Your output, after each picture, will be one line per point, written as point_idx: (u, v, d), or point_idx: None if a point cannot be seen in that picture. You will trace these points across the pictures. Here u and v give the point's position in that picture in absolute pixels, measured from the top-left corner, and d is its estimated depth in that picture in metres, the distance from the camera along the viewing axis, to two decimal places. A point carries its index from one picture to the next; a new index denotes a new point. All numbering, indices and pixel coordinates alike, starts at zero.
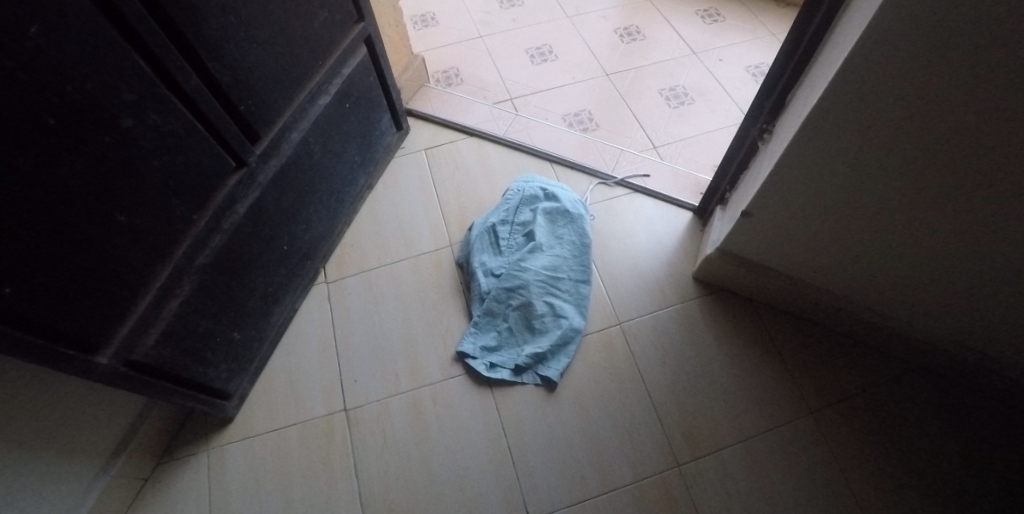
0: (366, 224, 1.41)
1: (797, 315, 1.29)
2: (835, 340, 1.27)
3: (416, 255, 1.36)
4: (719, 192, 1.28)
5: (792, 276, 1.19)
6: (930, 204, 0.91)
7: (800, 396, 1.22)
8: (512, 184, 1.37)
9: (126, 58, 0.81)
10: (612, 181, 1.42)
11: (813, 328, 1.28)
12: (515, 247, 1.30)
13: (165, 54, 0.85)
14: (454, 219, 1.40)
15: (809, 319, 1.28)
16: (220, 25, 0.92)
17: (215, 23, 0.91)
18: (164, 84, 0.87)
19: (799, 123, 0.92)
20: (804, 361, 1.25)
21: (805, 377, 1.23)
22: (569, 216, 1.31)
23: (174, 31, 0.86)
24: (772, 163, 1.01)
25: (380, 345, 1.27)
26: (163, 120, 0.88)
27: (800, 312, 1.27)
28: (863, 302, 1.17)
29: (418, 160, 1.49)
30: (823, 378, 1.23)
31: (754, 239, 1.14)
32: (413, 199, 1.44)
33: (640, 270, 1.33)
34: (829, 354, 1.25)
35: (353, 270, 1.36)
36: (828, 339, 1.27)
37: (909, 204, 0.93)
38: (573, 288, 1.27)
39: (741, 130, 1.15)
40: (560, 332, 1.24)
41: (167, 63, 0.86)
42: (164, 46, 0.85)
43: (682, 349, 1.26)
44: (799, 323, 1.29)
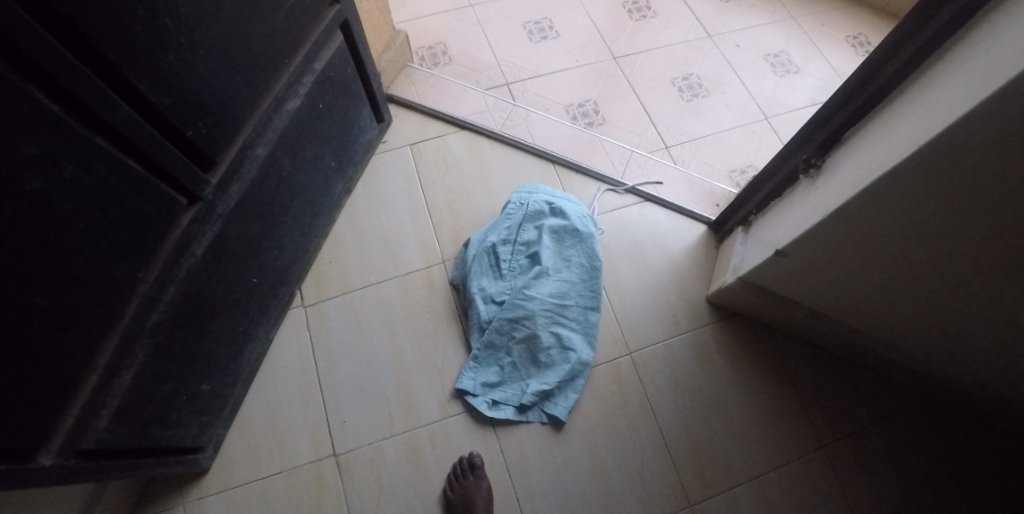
0: (346, 235, 1.26)
1: (812, 342, 1.22)
2: (851, 370, 1.21)
3: (406, 273, 1.23)
4: (745, 212, 1.17)
5: (815, 310, 1.11)
6: (998, 290, 0.79)
7: (811, 431, 1.17)
8: (514, 194, 1.22)
9: (23, 97, 0.60)
10: (622, 188, 1.31)
11: (828, 356, 1.22)
12: (518, 270, 1.16)
13: (79, 83, 0.65)
14: (447, 232, 1.26)
15: (827, 348, 1.21)
16: (152, 35, 0.72)
17: (144, 34, 0.71)
18: (82, 122, 0.67)
19: (864, 173, 0.80)
20: (820, 392, 1.19)
21: (819, 408, 1.18)
22: (578, 234, 1.18)
23: (89, 49, 0.66)
24: (820, 207, 0.89)
25: (369, 380, 1.16)
26: (85, 171, 0.68)
27: (817, 341, 1.20)
28: (890, 343, 1.09)
29: (403, 158, 1.32)
30: (837, 409, 1.18)
31: (783, 275, 1.05)
32: (399, 205, 1.28)
33: (651, 291, 1.24)
34: (844, 385, 1.20)
35: (335, 292, 1.22)
36: (844, 368, 1.21)
37: (978, 285, 0.81)
38: (581, 316, 1.16)
39: (782, 154, 1.03)
40: (567, 367, 1.13)
41: (82, 95, 0.66)
42: (76, 73, 0.64)
43: (694, 381, 1.18)
44: (814, 350, 1.22)
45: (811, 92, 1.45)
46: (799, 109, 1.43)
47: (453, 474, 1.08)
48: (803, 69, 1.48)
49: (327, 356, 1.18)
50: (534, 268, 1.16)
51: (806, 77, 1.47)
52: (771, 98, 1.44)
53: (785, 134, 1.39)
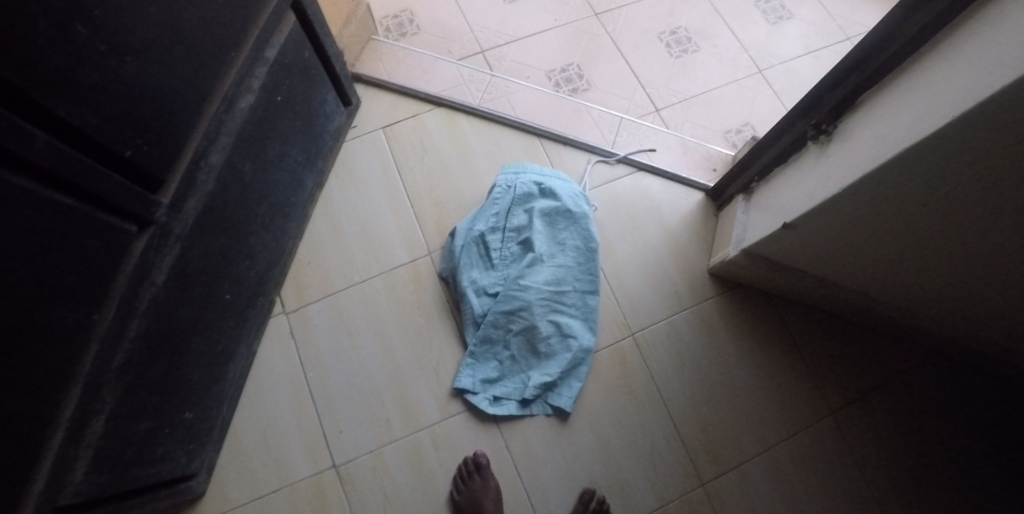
0: (323, 233, 1.18)
1: (820, 307, 1.18)
2: (859, 332, 1.18)
3: (391, 269, 1.15)
4: (747, 178, 1.10)
5: (824, 278, 1.04)
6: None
7: (820, 398, 1.14)
8: (499, 177, 1.13)
9: None
10: (613, 158, 1.24)
11: (835, 320, 1.18)
12: (511, 259, 1.09)
13: None
14: (431, 220, 1.18)
15: (834, 312, 1.17)
16: (62, 50, 0.62)
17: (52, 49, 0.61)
18: None
19: (882, 143, 0.73)
20: (828, 357, 1.16)
21: (827, 374, 1.15)
22: (571, 215, 1.11)
23: None
24: (832, 179, 0.83)
25: (362, 385, 1.11)
26: (8, 219, 0.61)
27: (825, 306, 1.16)
28: (909, 309, 1.02)
29: (376, 143, 1.23)
30: (846, 375, 1.15)
31: (790, 247, 0.99)
32: (377, 195, 1.20)
33: (650, 267, 1.18)
34: (852, 348, 1.17)
35: (316, 295, 1.15)
36: (852, 331, 1.18)
37: (1005, 258, 0.75)
38: (580, 301, 1.10)
39: (789, 118, 0.96)
40: (569, 355, 1.08)
41: None
42: None
43: (700, 359, 1.14)
44: (822, 316, 1.18)
45: (804, 40, 1.40)
46: (794, 59, 1.38)
47: (459, 476, 1.04)
48: (795, 15, 1.43)
49: (315, 363, 1.12)
50: (527, 254, 1.09)
51: (798, 23, 1.42)
52: (764, 49, 1.38)
53: (780, 87, 1.35)
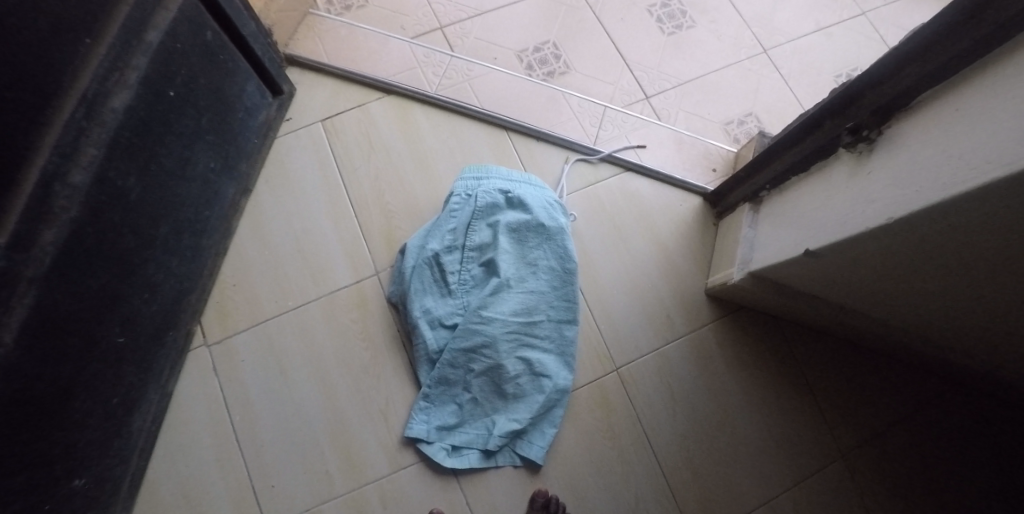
0: (251, 248, 1.00)
1: (833, 334, 1.01)
2: (876, 361, 1.02)
3: (332, 292, 0.98)
4: (756, 184, 0.91)
5: (846, 307, 0.86)
6: None
7: (829, 437, 0.99)
8: (458, 182, 0.94)
9: None
10: (595, 156, 1.05)
11: (849, 349, 1.02)
12: (472, 284, 0.91)
13: None
14: (378, 233, 1.00)
15: (849, 339, 1.01)
16: None
17: None
18: None
19: (930, 170, 0.55)
20: (840, 391, 1.00)
21: (839, 410, 1.00)
22: (544, 230, 0.93)
23: None
24: (858, 208, 0.66)
25: (297, 431, 0.94)
26: None
27: (840, 333, 0.99)
28: (957, 348, 0.83)
29: (314, 139, 1.05)
30: (861, 411, 1.00)
31: (807, 275, 0.81)
32: (315, 203, 1.02)
33: (637, 287, 1.01)
34: (867, 379, 1.01)
35: (244, 324, 0.98)
36: (868, 360, 1.02)
37: None
38: (555, 332, 0.93)
39: (811, 118, 0.77)
40: (541, 398, 0.91)
41: None
42: None
43: (694, 395, 0.98)
44: (834, 343, 1.02)
45: (814, 13, 1.21)
46: (803, 36, 1.18)
47: None
48: None
49: (243, 405, 0.96)
50: (491, 279, 0.91)
51: None
52: (768, 24, 1.19)
53: (787, 70, 1.15)
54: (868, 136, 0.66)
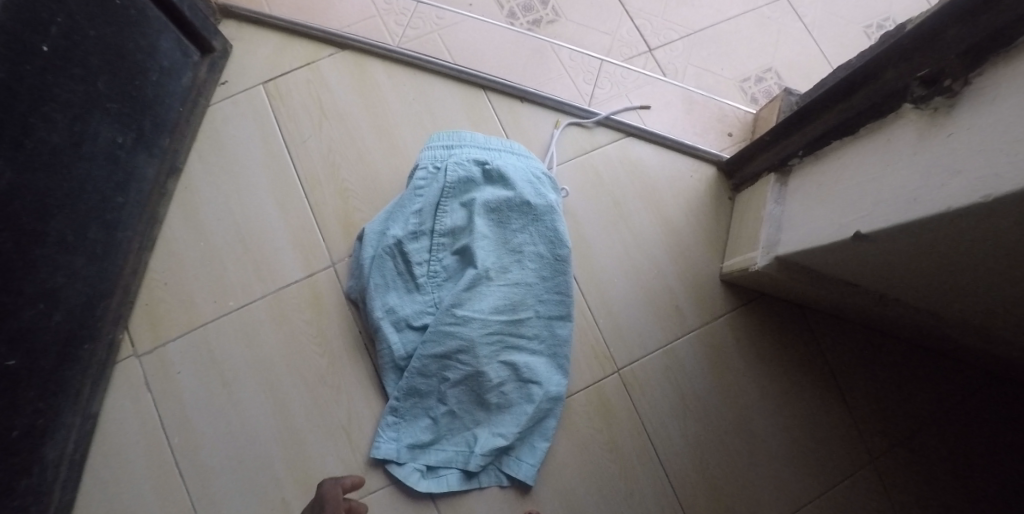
0: (185, 240, 0.86)
1: (867, 325, 0.87)
2: (918, 355, 0.88)
3: (281, 289, 0.84)
4: (786, 150, 0.76)
5: (889, 296, 0.72)
6: None
7: (862, 442, 0.86)
8: (423, 153, 0.78)
9: None
10: (591, 120, 0.90)
11: (885, 341, 0.88)
12: (444, 276, 0.76)
13: None
14: (333, 217, 0.85)
15: (886, 331, 0.87)
16: None
17: None
18: None
19: None
20: (875, 389, 0.87)
21: (874, 411, 0.87)
22: (530, 209, 0.77)
23: None
24: (931, 183, 0.51)
25: (247, 453, 0.81)
26: None
27: (876, 325, 0.85)
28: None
29: (256, 107, 0.89)
30: (898, 412, 0.87)
31: (849, 260, 0.66)
32: (260, 184, 0.87)
33: (641, 273, 0.86)
34: (907, 375, 0.87)
35: (179, 330, 0.84)
36: (909, 354, 0.88)
37: None
38: (544, 330, 0.79)
39: (871, 65, 0.61)
40: (530, 409, 0.77)
41: None
42: None
43: (708, 399, 0.84)
44: (868, 334, 0.88)
45: None
46: None
47: None
48: None
49: (183, 424, 0.82)
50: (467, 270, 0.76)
51: None
52: None
53: (810, 17, 0.99)
54: (948, 87, 0.51)
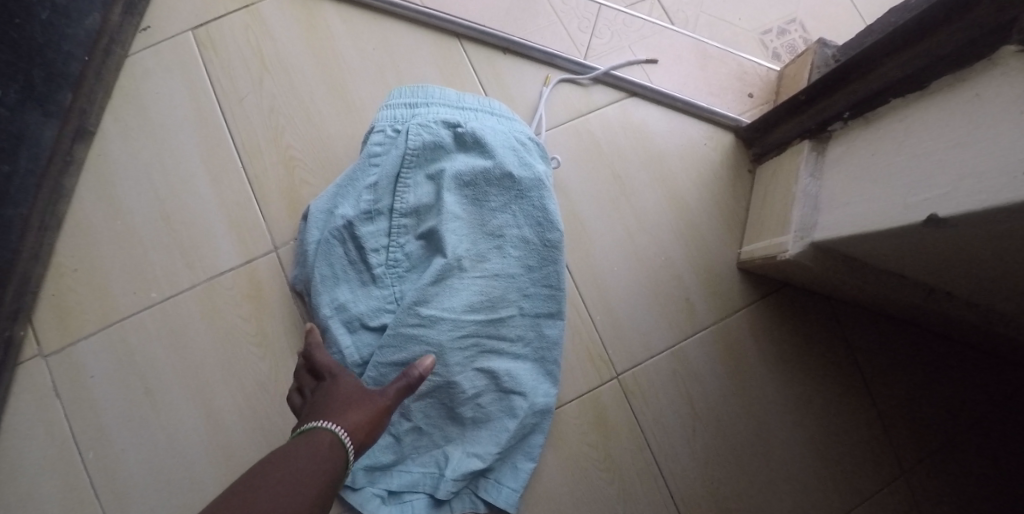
0: (98, 217, 0.71)
1: (906, 321, 0.75)
2: (965, 356, 0.75)
3: (213, 278, 0.70)
4: (825, 112, 0.63)
5: (944, 291, 0.60)
6: None
7: (898, 457, 0.73)
8: (380, 113, 0.63)
9: None
10: (587, 76, 0.75)
11: (928, 340, 0.75)
12: (406, 266, 0.63)
13: None
14: (276, 191, 0.71)
15: (930, 329, 0.75)
16: None
17: None
18: None
19: None
20: (913, 396, 0.75)
21: (912, 421, 0.74)
22: (512, 184, 0.63)
23: None
24: None
25: (175, 473, 0.67)
26: None
27: (920, 322, 0.73)
28: None
29: (183, 58, 0.74)
30: (942, 424, 0.74)
31: (908, 249, 0.53)
32: (189, 150, 0.72)
33: (645, 259, 0.73)
34: (952, 379, 0.75)
35: (93, 325, 0.69)
36: (954, 354, 0.75)
37: None
38: (530, 330, 0.66)
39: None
40: (513, 425, 0.64)
41: None
42: None
43: (721, 407, 0.72)
44: (908, 331, 0.76)
45: None
46: None
47: None
48: None
49: (99, 438, 0.68)
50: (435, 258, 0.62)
51: None
52: None
53: None
54: None
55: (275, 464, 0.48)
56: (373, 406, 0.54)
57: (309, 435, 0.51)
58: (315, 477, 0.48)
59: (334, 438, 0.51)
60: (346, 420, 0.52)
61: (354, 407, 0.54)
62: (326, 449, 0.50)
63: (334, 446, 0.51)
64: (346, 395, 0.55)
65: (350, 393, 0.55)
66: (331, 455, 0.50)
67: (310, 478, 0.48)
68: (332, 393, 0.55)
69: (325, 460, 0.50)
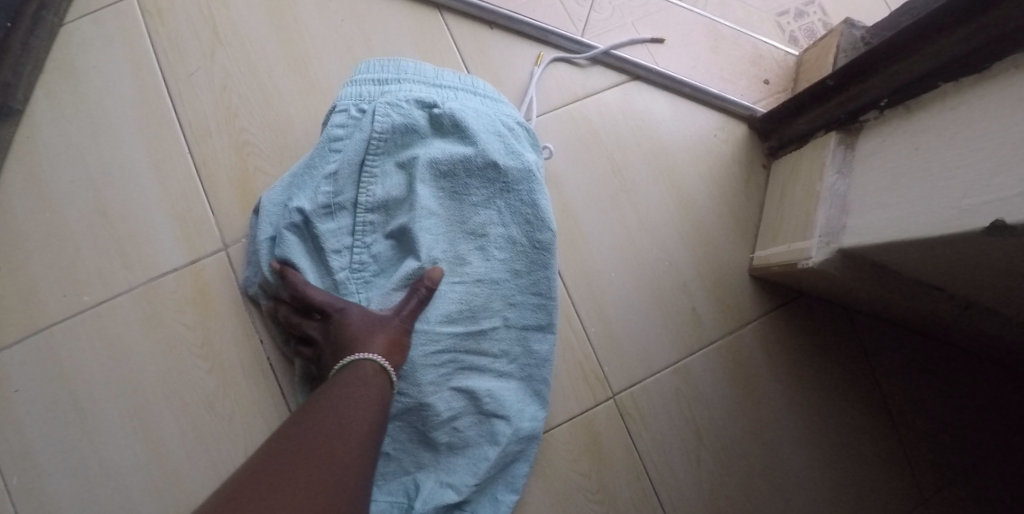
0: (21, 208, 0.62)
1: (944, 340, 0.66)
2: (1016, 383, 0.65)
3: (155, 279, 0.61)
4: (856, 98, 0.55)
5: (987, 306, 0.51)
6: None
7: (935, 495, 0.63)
8: (343, 90, 0.54)
9: None
10: (584, 55, 0.67)
11: (971, 363, 0.66)
12: (374, 270, 0.54)
13: None
14: (229, 182, 0.62)
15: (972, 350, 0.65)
16: None
17: None
18: None
19: None
20: (954, 426, 0.65)
21: (952, 454, 0.64)
22: (497, 175, 0.55)
23: None
24: None
25: (107, 505, 0.58)
26: None
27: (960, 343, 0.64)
28: None
29: (124, 27, 0.65)
30: (985, 462, 0.64)
31: (955, 261, 0.45)
32: (131, 134, 0.63)
33: (645, 263, 0.65)
34: (999, 409, 0.65)
35: (12, 334, 0.60)
36: (1003, 381, 0.66)
37: None
38: (516, 344, 0.58)
39: None
40: (494, 453, 0.56)
41: None
42: None
43: (731, 433, 0.64)
44: (947, 352, 0.66)
45: None
46: None
47: None
48: None
49: (20, 466, 0.59)
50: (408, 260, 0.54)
51: None
52: None
53: None
54: None
55: (324, 402, 0.44)
56: (393, 331, 0.50)
57: (349, 373, 0.47)
58: (368, 408, 0.45)
59: (377, 364, 0.48)
60: (377, 345, 0.48)
61: (379, 330, 0.49)
62: (373, 377, 0.47)
63: (379, 373, 0.48)
64: (361, 328, 0.49)
65: (365, 326, 0.49)
66: (379, 383, 0.47)
67: (364, 409, 0.45)
68: (346, 331, 0.49)
69: (373, 387, 0.47)
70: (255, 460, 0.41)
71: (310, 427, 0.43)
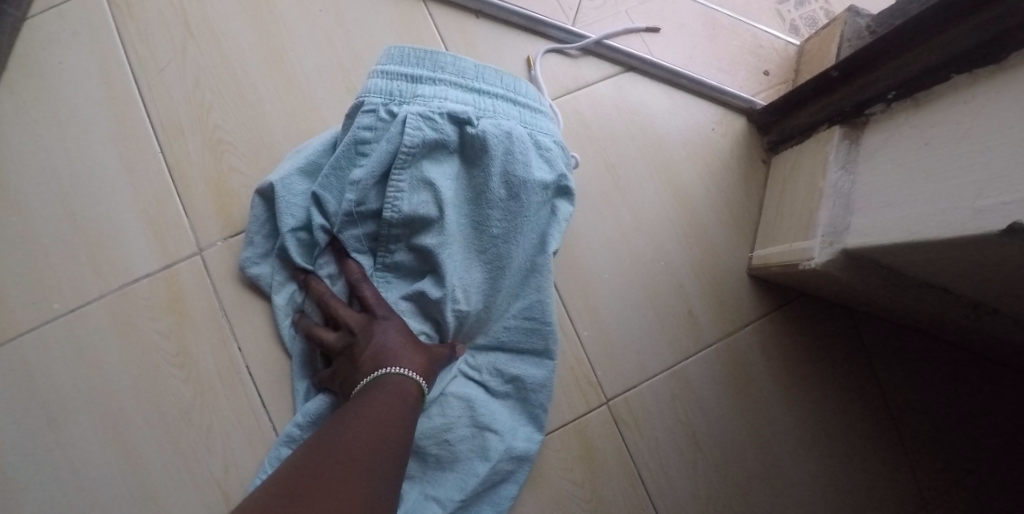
0: None
1: (961, 346, 0.63)
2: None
3: (127, 286, 0.59)
4: (863, 91, 0.52)
5: (994, 308, 0.49)
6: None
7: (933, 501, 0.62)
8: (371, 82, 0.49)
9: None
10: (575, 46, 0.64)
11: (984, 368, 0.64)
12: (394, 273, 0.53)
13: None
14: (204, 183, 0.60)
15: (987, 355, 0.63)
16: None
17: None
18: None
19: None
20: (960, 431, 0.63)
21: (956, 458, 0.62)
22: (523, 204, 0.52)
23: None
24: None
25: None
26: None
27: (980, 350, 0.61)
28: None
29: (91, 20, 0.62)
30: (993, 469, 0.62)
31: (966, 263, 0.43)
32: (100, 132, 0.60)
33: (640, 263, 0.63)
34: (1009, 415, 0.63)
35: None
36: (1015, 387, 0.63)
37: None
38: (510, 365, 0.57)
39: None
40: (483, 469, 0.54)
41: None
42: None
43: (729, 438, 0.62)
44: (959, 356, 0.64)
45: None
46: None
47: None
48: None
49: None
50: (427, 278, 0.52)
51: None
52: None
53: None
54: None
55: (351, 421, 0.43)
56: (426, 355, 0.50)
57: (388, 385, 0.47)
58: (394, 426, 0.45)
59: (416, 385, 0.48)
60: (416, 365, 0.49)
61: (415, 351, 0.50)
62: (410, 396, 0.48)
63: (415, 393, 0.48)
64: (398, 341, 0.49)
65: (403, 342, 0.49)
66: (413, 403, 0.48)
67: (390, 428, 0.44)
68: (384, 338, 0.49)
69: (404, 406, 0.47)
70: (274, 477, 0.40)
71: (331, 450, 0.41)
